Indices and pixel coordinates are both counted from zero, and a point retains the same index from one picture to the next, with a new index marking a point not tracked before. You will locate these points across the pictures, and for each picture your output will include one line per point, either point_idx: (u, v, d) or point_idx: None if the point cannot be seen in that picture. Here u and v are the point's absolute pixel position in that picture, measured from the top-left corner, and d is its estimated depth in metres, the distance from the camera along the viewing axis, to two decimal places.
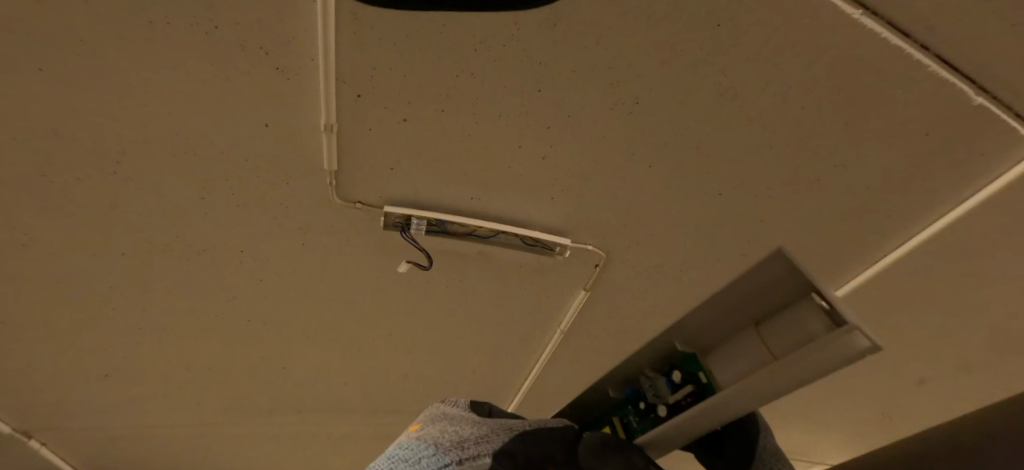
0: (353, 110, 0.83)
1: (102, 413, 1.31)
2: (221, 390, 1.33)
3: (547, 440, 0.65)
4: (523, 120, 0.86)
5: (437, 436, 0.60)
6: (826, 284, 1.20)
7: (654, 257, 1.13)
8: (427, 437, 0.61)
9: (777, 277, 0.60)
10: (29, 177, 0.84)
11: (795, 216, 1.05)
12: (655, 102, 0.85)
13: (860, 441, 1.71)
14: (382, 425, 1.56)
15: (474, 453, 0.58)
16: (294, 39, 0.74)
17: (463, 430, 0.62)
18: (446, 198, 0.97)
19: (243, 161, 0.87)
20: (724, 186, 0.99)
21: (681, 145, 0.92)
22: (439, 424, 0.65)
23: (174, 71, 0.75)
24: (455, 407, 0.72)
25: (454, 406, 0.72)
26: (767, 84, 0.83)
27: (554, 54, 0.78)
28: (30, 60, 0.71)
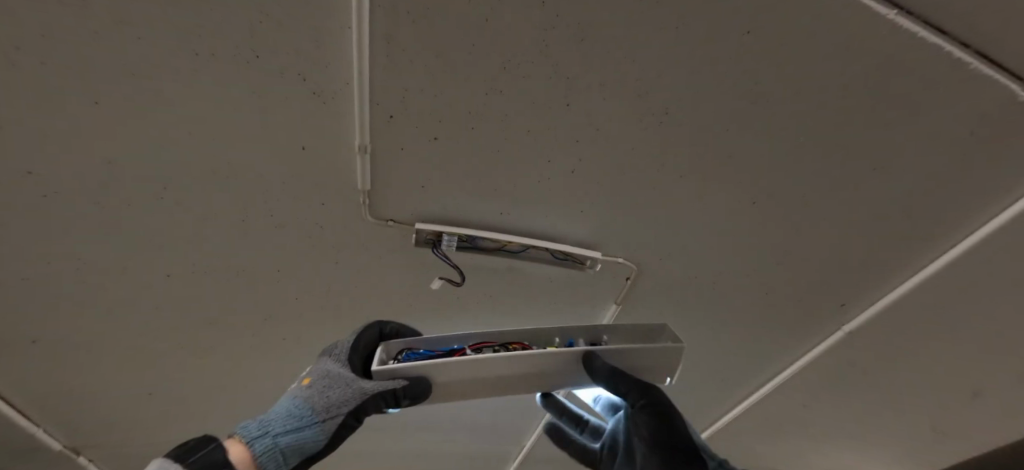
0: (385, 131, 0.85)
1: (151, 424, 1.37)
2: (262, 403, 1.37)
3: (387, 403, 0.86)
4: (550, 133, 0.86)
5: (315, 396, 0.85)
6: (869, 292, 1.14)
7: (686, 271, 1.11)
8: (313, 393, 0.85)
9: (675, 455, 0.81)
10: (86, 205, 0.89)
11: (833, 223, 1.01)
12: (683, 112, 0.83)
13: (916, 459, 1.60)
14: (418, 438, 1.58)
15: (333, 408, 0.84)
16: (329, 65, 0.77)
17: (333, 395, 0.85)
18: (475, 215, 0.98)
19: (281, 183, 0.91)
20: (758, 194, 0.96)
21: (710, 154, 0.89)
22: (321, 384, 0.86)
23: (217, 98, 0.79)
24: (334, 361, 0.90)
25: (334, 362, 0.90)
26: (798, 89, 0.80)
27: (577, 67, 0.78)
28: (86, 95, 0.76)
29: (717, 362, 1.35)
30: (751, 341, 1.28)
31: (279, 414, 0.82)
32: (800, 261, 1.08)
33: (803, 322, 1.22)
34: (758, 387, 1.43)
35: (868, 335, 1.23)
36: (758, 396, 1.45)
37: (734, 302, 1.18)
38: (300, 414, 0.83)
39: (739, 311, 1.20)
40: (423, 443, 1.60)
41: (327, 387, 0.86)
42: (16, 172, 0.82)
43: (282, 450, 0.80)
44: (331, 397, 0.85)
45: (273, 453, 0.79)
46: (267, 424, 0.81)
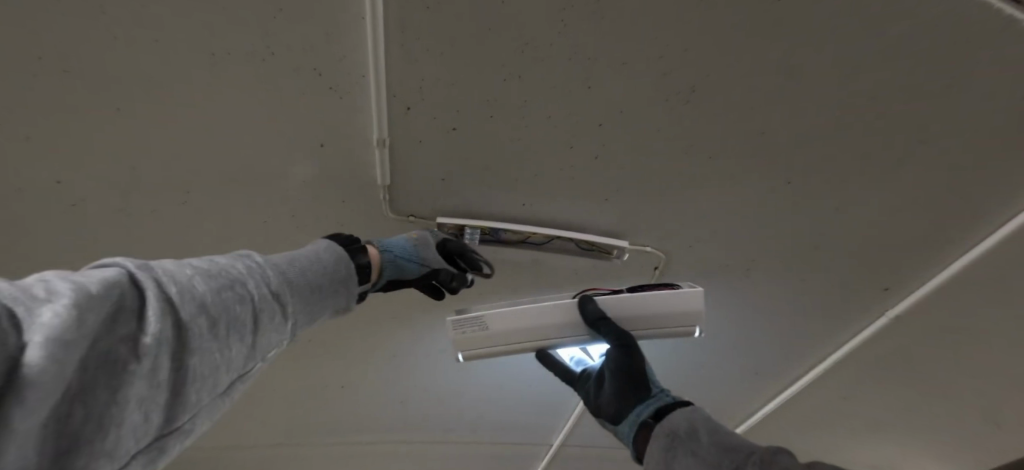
0: (403, 124, 0.83)
1: None
2: (287, 410, 1.36)
3: (314, 300, 0.69)
4: (572, 118, 0.84)
5: (190, 281, 0.52)
6: (915, 276, 1.08)
7: (719, 257, 1.07)
8: (184, 283, 0.51)
9: (674, 415, 0.74)
10: (110, 213, 0.89)
11: (874, 204, 0.96)
12: (711, 90, 0.80)
13: (969, 455, 1.52)
14: (447, 440, 1.56)
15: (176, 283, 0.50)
16: (345, 58, 0.76)
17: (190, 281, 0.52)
18: (498, 207, 0.97)
19: (301, 182, 0.90)
20: (792, 174, 0.92)
21: (739, 134, 0.86)
22: (201, 279, 0.53)
23: (237, 99, 0.79)
24: (249, 261, 0.62)
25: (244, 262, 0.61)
26: (832, 60, 0.76)
27: (598, 47, 0.75)
28: (108, 101, 0.76)
29: (751, 350, 1.30)
30: (787, 329, 1.24)
31: (244, 277, 0.59)
32: (837, 244, 1.03)
33: (843, 309, 1.17)
34: (797, 378, 1.38)
35: (917, 320, 1.16)
36: (799, 386, 1.39)
37: (770, 290, 1.14)
38: (263, 293, 0.60)
39: (773, 298, 1.16)
40: (451, 445, 1.58)
41: (246, 283, 0.58)
42: (46, 181, 0.83)
43: (233, 318, 0.54)
44: (228, 284, 0.55)
45: (224, 316, 0.53)
46: (234, 284, 0.56)
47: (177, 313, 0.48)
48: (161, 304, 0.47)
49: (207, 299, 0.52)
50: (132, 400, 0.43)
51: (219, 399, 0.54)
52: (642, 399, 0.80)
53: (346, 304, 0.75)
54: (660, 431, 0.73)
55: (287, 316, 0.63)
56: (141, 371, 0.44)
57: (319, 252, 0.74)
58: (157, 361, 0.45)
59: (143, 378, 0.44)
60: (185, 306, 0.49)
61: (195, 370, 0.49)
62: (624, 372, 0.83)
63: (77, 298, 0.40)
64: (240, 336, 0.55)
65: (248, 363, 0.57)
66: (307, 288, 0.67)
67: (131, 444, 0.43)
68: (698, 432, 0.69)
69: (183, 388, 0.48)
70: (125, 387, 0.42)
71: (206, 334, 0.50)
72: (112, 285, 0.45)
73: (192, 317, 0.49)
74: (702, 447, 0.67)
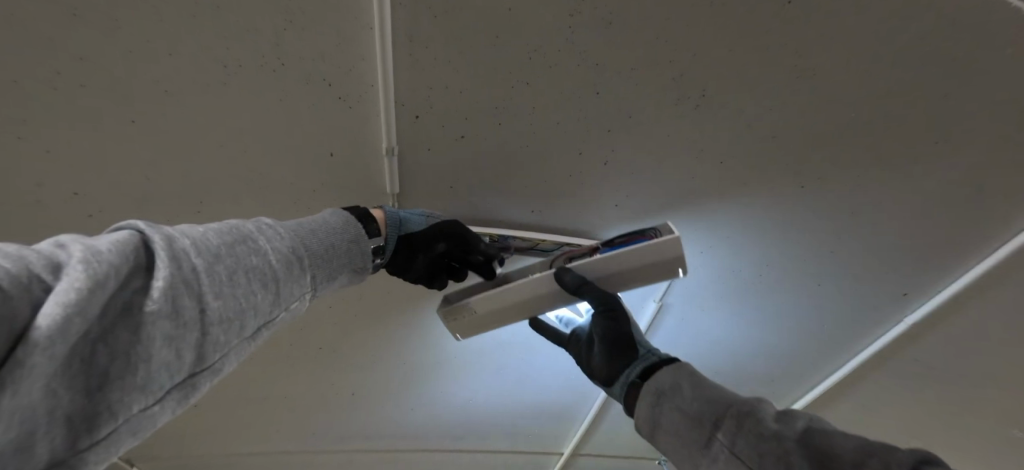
0: (411, 133, 0.83)
1: (190, 448, 1.37)
2: (299, 418, 1.36)
3: (340, 258, 0.69)
4: (581, 124, 0.83)
5: (204, 236, 0.53)
6: (935, 281, 1.06)
7: (731, 262, 1.06)
8: (196, 237, 0.52)
9: (664, 372, 0.72)
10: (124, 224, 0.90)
11: (892, 208, 0.94)
12: (721, 94, 0.79)
13: None
14: (460, 448, 1.55)
15: (190, 239, 0.51)
16: (354, 68, 0.77)
17: (204, 236, 0.53)
18: (506, 214, 0.96)
19: (312, 191, 0.91)
20: (805, 178, 0.90)
21: (750, 138, 0.85)
22: (214, 233, 0.54)
23: (248, 109, 0.80)
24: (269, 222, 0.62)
25: (262, 223, 0.61)
26: (845, 62, 0.75)
27: (606, 52, 0.75)
28: (123, 114, 0.78)
29: (766, 356, 1.29)
30: (802, 335, 1.22)
31: (260, 234, 0.59)
32: (854, 249, 1.01)
33: (861, 315, 1.15)
34: (812, 386, 1.36)
35: (940, 328, 1.13)
36: (813, 396, 1.36)
37: (785, 295, 1.12)
38: (283, 247, 0.60)
39: (788, 303, 1.14)
40: (461, 454, 1.57)
41: (261, 237, 0.58)
42: (63, 194, 0.84)
43: (252, 267, 0.55)
44: (242, 240, 0.56)
45: (241, 265, 0.54)
46: (250, 239, 0.57)
47: (190, 263, 0.49)
48: (172, 255, 0.48)
49: (219, 251, 0.53)
50: (155, 340, 0.45)
51: (252, 341, 0.55)
52: (629, 360, 0.78)
53: (363, 267, 0.73)
54: (647, 391, 0.71)
55: (305, 269, 0.62)
56: (162, 314, 0.45)
57: (326, 217, 0.71)
58: (178, 304, 0.47)
59: (164, 320, 0.45)
60: (199, 256, 0.50)
61: (217, 312, 0.50)
62: (612, 336, 0.80)
63: (88, 253, 0.43)
64: (259, 282, 0.55)
65: (275, 309, 0.57)
66: (331, 247, 0.67)
67: (165, 378, 0.46)
68: (681, 385, 0.69)
69: (209, 328, 0.49)
70: (144, 329, 0.44)
71: (223, 280, 0.51)
72: (124, 242, 0.47)
73: (204, 265, 0.50)
74: (686, 402, 0.66)
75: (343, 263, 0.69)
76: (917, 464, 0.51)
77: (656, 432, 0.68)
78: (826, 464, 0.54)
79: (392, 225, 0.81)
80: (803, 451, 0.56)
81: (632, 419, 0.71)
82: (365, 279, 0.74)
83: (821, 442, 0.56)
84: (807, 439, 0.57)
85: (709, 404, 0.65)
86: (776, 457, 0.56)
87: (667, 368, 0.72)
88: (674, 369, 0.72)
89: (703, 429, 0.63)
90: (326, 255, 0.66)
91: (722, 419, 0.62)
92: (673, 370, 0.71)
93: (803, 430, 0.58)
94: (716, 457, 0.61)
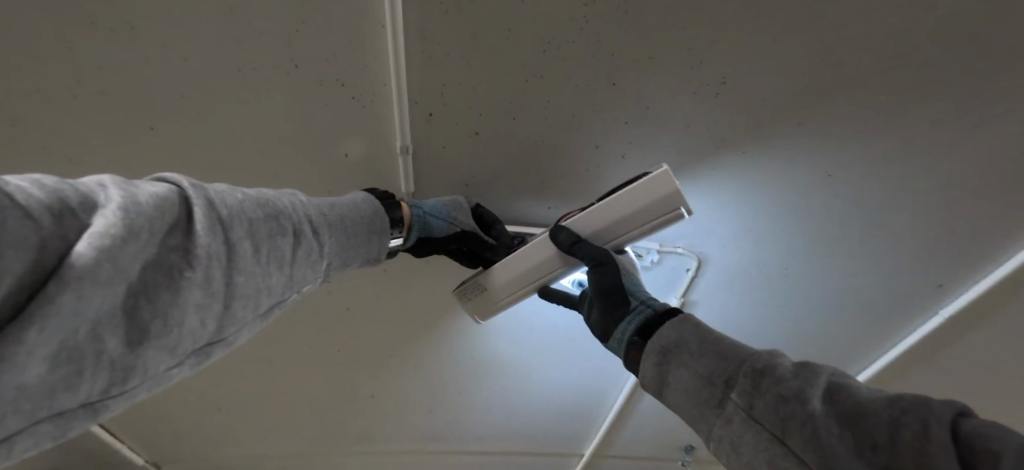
0: (425, 131, 0.83)
1: (215, 451, 1.38)
2: (321, 420, 1.36)
3: (357, 241, 0.68)
4: (597, 117, 0.82)
5: (242, 204, 0.51)
6: (972, 270, 1.02)
7: (754, 256, 1.03)
8: (236, 205, 0.50)
9: (670, 327, 0.67)
10: None
11: (924, 196, 0.90)
12: (742, 82, 0.77)
13: None
14: (481, 450, 1.54)
15: (230, 204, 0.50)
16: (367, 67, 0.76)
17: (243, 204, 0.51)
18: (523, 210, 0.96)
19: (328, 192, 0.91)
20: (831, 167, 0.87)
21: (773, 126, 0.82)
22: (250, 202, 0.52)
23: (264, 112, 0.80)
24: (298, 197, 0.61)
25: (293, 197, 0.60)
26: (871, 44, 0.73)
27: (622, 42, 0.74)
28: (143, 121, 0.79)
29: (793, 351, 1.25)
30: (830, 330, 1.18)
31: (293, 209, 0.58)
32: (883, 239, 0.98)
33: (892, 307, 1.11)
34: None
35: (978, 321, 1.08)
36: None
37: (813, 288, 1.09)
38: (309, 228, 0.60)
39: (815, 297, 1.11)
40: (480, 456, 1.56)
41: (292, 213, 0.57)
42: None
43: (278, 246, 0.54)
44: (276, 214, 0.55)
45: (270, 244, 0.53)
46: (282, 213, 0.56)
47: (226, 232, 0.48)
48: (211, 221, 0.47)
49: (254, 222, 0.51)
50: (188, 307, 0.44)
51: (263, 319, 0.54)
52: (625, 316, 0.73)
53: (373, 257, 0.73)
54: (653, 350, 0.66)
55: (321, 254, 0.61)
56: (196, 281, 0.44)
57: (358, 202, 0.72)
58: (211, 274, 0.45)
59: (198, 288, 0.44)
60: (236, 225, 0.49)
61: (242, 288, 0.49)
62: (606, 292, 0.76)
63: (128, 203, 0.41)
64: (281, 263, 0.54)
65: (290, 292, 0.57)
66: (349, 232, 0.67)
67: (188, 344, 0.45)
68: (689, 340, 0.64)
69: (234, 302, 0.48)
70: (180, 295, 0.43)
71: (252, 256, 0.50)
72: (164, 197, 0.44)
73: (239, 238, 0.49)
74: (695, 359, 0.62)
75: (359, 250, 0.69)
76: (955, 420, 0.46)
77: (665, 389, 0.64)
78: (857, 423, 0.49)
79: (415, 227, 0.81)
80: (828, 409, 0.51)
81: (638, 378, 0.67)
82: (377, 266, 0.75)
83: (845, 400, 0.51)
84: (831, 395, 0.52)
85: (721, 361, 0.60)
86: (798, 421, 0.51)
87: (675, 327, 0.67)
88: (682, 322, 0.67)
89: (715, 388, 0.58)
90: (343, 240, 0.66)
91: (734, 377, 0.58)
92: (678, 329, 0.66)
93: (825, 385, 0.53)
94: (730, 418, 0.56)
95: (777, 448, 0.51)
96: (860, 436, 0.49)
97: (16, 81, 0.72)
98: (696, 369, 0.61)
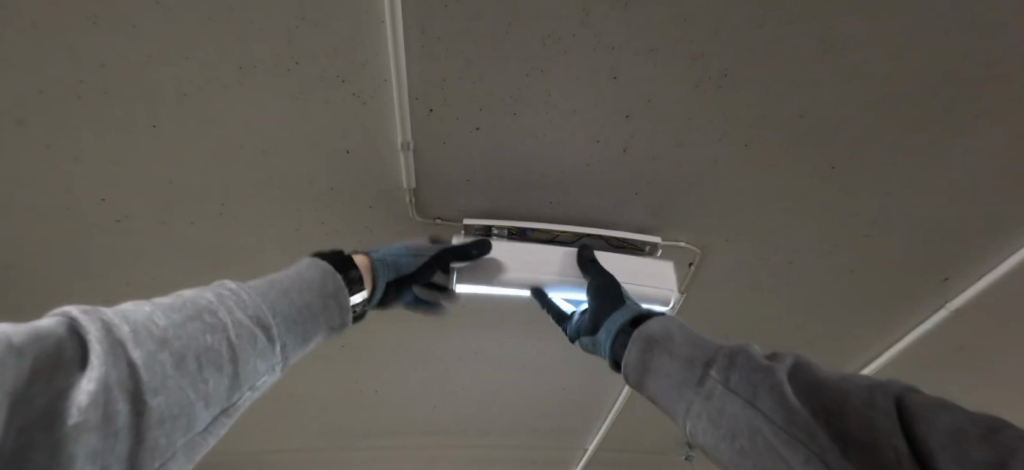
0: (427, 126, 0.83)
1: (223, 445, 1.39)
2: (328, 414, 1.37)
3: (304, 328, 0.63)
4: (599, 110, 0.81)
5: (147, 320, 0.47)
6: (976, 259, 1.01)
7: (759, 250, 1.02)
8: (141, 324, 0.46)
9: (656, 322, 0.71)
10: (152, 226, 0.92)
11: (928, 186, 0.90)
12: (745, 74, 0.76)
13: None
14: (487, 444, 1.55)
15: (131, 325, 0.46)
16: (367, 63, 0.76)
17: (149, 321, 0.47)
18: (525, 206, 0.95)
19: (330, 188, 0.91)
20: (836, 158, 0.87)
21: (777, 119, 0.82)
22: (159, 316, 0.48)
23: (264, 109, 0.80)
24: (226, 293, 0.57)
25: (218, 296, 0.56)
26: (875, 34, 0.72)
27: (623, 34, 0.73)
28: (145, 119, 0.79)
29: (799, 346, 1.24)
30: (835, 323, 1.18)
31: (216, 312, 0.54)
32: (889, 231, 0.97)
33: (897, 300, 1.10)
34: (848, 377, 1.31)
35: (982, 310, 1.08)
36: None
37: (817, 281, 1.08)
38: (242, 327, 0.55)
39: (820, 290, 1.10)
40: (486, 449, 1.56)
41: (215, 315, 0.53)
42: (93, 198, 0.87)
43: (201, 355, 0.49)
44: (193, 321, 0.51)
45: (190, 356, 0.48)
46: (202, 316, 0.52)
47: (129, 354, 0.43)
48: (111, 346, 0.42)
49: (166, 335, 0.47)
50: (80, 458, 0.37)
51: (200, 438, 0.49)
52: (618, 310, 0.81)
53: (339, 325, 0.70)
54: (642, 340, 0.70)
55: (266, 343, 0.57)
56: (90, 423, 0.38)
57: (301, 271, 0.69)
58: (111, 410, 0.40)
59: (94, 432, 0.39)
60: (143, 345, 0.45)
61: (159, 413, 0.44)
62: (604, 293, 0.85)
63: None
64: (212, 368, 0.50)
65: (234, 394, 0.52)
66: (297, 318, 0.63)
67: None
68: (674, 332, 0.67)
69: (148, 432, 0.43)
70: (69, 445, 0.37)
71: (167, 371, 0.45)
72: (48, 332, 0.40)
73: (145, 357, 0.44)
74: (677, 345, 0.64)
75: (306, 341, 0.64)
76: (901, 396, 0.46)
77: (647, 377, 0.67)
78: (816, 396, 0.49)
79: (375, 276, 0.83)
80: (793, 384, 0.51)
81: (625, 366, 0.71)
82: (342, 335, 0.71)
83: (811, 378, 0.51)
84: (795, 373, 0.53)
85: (696, 348, 0.62)
86: (764, 387, 0.52)
87: (661, 323, 0.70)
88: (666, 319, 0.71)
89: (692, 369, 0.60)
90: (287, 330, 0.60)
91: (713, 358, 0.59)
92: (663, 325, 0.69)
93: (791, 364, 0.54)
94: (707, 393, 0.57)
95: (745, 415, 0.52)
96: (818, 409, 0.48)
97: (20, 80, 0.73)
98: (677, 352, 0.64)
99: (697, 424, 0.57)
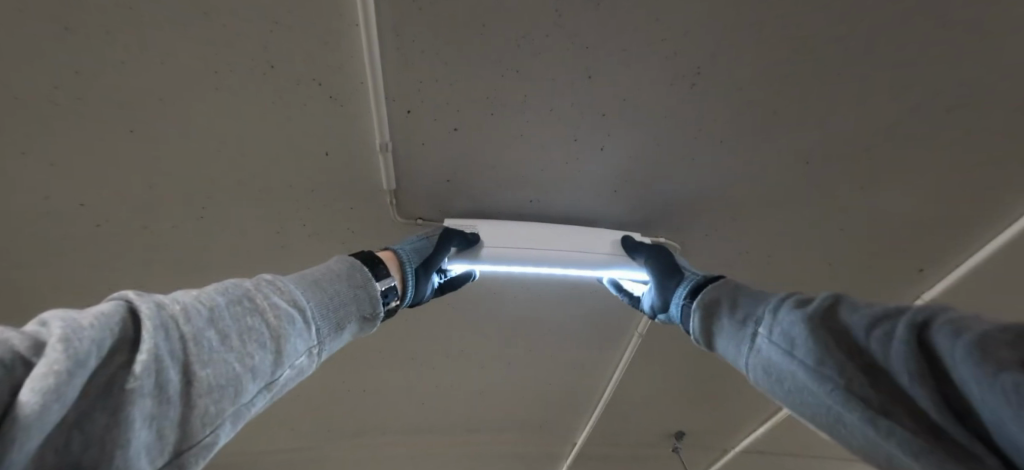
0: (405, 127, 0.82)
1: None
2: (315, 413, 1.37)
3: (342, 305, 0.64)
4: (577, 109, 0.81)
5: (194, 299, 0.49)
6: (950, 250, 1.03)
7: (739, 245, 1.03)
8: (189, 303, 0.48)
9: (715, 284, 0.72)
10: (131, 231, 0.91)
11: (903, 179, 0.91)
12: (719, 72, 0.77)
13: None
14: (475, 439, 1.55)
15: (179, 304, 0.48)
16: (343, 66, 0.76)
17: (196, 300, 0.49)
18: (506, 205, 0.95)
19: (310, 190, 0.91)
20: (811, 153, 0.87)
21: (752, 116, 0.82)
22: (204, 296, 0.51)
23: (240, 114, 0.80)
24: (274, 279, 0.59)
25: (268, 282, 0.58)
26: (845, 31, 0.73)
27: (598, 34, 0.73)
28: (121, 124, 0.78)
29: None
30: None
31: (260, 293, 0.55)
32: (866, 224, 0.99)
33: (875, 291, 1.12)
34: None
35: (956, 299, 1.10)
36: None
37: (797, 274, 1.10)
38: (285, 306, 0.56)
39: (800, 282, 1.11)
40: (475, 445, 1.57)
41: (258, 295, 0.55)
42: (70, 204, 0.86)
43: (245, 329, 0.51)
44: (234, 298, 0.53)
45: (234, 330, 0.50)
46: (245, 295, 0.54)
47: (179, 332, 0.46)
48: (160, 323, 0.45)
49: (213, 315, 0.49)
50: (137, 422, 0.39)
51: (251, 406, 0.49)
52: (680, 283, 0.80)
53: (374, 315, 0.68)
54: (703, 304, 0.70)
55: (306, 322, 0.58)
56: (144, 390, 0.41)
57: (332, 265, 0.69)
58: (161, 379, 0.42)
59: (146, 398, 0.41)
60: (189, 322, 0.47)
61: (205, 382, 0.45)
62: (667, 270, 0.84)
63: (68, 333, 0.38)
64: (257, 343, 0.51)
65: (277, 371, 0.52)
66: (340, 303, 0.63)
67: (144, 462, 0.40)
68: (727, 294, 0.68)
69: (195, 400, 0.44)
70: (125, 409, 0.39)
71: (212, 347, 0.47)
72: (109, 313, 0.43)
73: (191, 332, 0.46)
74: (736, 305, 0.65)
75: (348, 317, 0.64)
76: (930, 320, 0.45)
77: (713, 337, 0.68)
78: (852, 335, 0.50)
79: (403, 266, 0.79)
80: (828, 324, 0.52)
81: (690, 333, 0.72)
82: (377, 327, 0.69)
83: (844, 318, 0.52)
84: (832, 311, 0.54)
85: (753, 305, 0.63)
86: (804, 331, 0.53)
87: (716, 285, 0.71)
88: (723, 282, 0.72)
89: (744, 327, 0.62)
90: (327, 309, 0.61)
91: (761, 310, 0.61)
92: (719, 287, 0.71)
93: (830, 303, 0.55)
94: (756, 346, 0.59)
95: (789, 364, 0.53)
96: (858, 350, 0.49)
97: None
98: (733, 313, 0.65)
99: (754, 373, 0.59)
